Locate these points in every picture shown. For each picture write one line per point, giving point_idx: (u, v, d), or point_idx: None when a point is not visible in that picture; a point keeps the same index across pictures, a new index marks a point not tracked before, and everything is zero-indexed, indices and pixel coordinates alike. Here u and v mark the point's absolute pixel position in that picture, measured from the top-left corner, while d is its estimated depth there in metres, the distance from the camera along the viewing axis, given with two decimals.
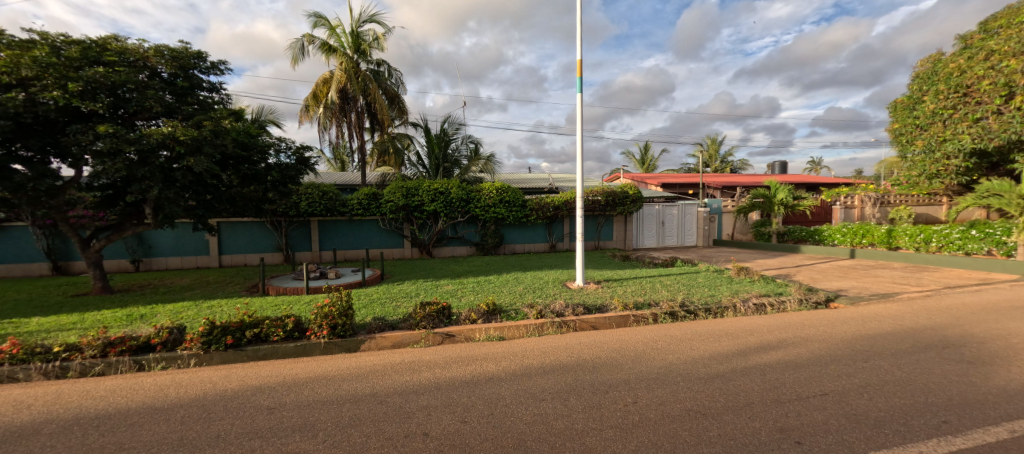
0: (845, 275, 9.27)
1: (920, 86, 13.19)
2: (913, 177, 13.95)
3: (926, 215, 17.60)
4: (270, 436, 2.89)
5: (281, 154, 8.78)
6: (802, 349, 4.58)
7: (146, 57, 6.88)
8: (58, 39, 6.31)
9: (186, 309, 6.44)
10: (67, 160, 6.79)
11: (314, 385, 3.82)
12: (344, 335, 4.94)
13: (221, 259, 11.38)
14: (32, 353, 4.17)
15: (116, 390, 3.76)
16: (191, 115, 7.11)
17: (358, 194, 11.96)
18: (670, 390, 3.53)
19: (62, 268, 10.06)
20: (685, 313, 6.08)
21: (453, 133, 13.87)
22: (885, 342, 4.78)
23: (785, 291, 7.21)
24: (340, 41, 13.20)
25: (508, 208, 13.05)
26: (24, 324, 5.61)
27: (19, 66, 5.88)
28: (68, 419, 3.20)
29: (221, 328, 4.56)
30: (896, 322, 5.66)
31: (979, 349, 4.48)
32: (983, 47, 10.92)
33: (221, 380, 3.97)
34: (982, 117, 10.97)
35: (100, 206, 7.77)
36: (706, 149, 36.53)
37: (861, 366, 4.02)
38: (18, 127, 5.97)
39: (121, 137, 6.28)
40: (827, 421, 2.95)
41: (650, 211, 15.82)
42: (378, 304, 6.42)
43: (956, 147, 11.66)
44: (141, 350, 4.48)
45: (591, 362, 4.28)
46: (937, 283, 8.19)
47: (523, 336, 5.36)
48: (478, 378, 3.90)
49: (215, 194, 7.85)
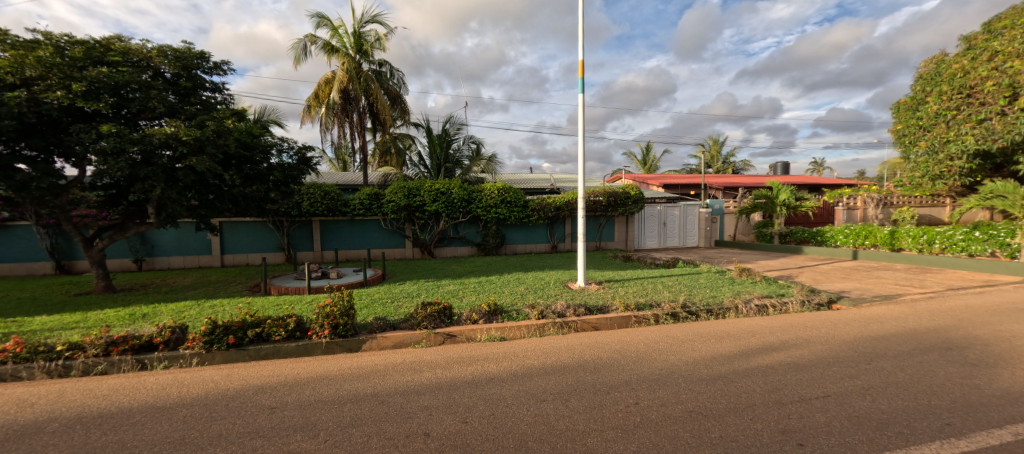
0: (847, 276, 9.26)
1: (923, 87, 13.15)
2: (917, 178, 13.90)
3: (929, 217, 17.55)
4: (272, 436, 2.89)
5: (283, 154, 8.81)
6: (805, 350, 4.56)
7: (150, 57, 6.90)
8: (63, 39, 6.34)
9: (188, 308, 6.46)
10: (71, 159, 6.83)
11: (316, 385, 3.82)
12: (345, 335, 4.95)
13: (223, 258, 11.40)
14: (35, 352, 4.19)
15: (119, 389, 3.78)
16: (194, 115, 7.13)
17: (359, 194, 11.98)
18: (671, 391, 3.53)
19: (65, 267, 10.10)
20: (687, 314, 6.07)
21: (455, 133, 13.87)
22: (887, 344, 4.76)
23: (787, 293, 7.19)
24: (343, 41, 13.23)
25: (509, 209, 13.06)
26: (27, 323, 5.63)
27: (23, 66, 5.92)
28: (70, 418, 3.21)
29: (222, 328, 4.57)
30: (899, 324, 5.64)
31: (983, 351, 4.46)
32: (987, 48, 10.88)
33: (223, 380, 3.98)
34: (985, 118, 10.94)
35: (103, 205, 7.81)
36: (707, 150, 36.49)
37: (864, 368, 4.01)
38: (22, 126, 6.01)
39: (124, 137, 6.31)
40: (830, 423, 2.94)
41: (652, 212, 15.81)
42: (379, 304, 6.44)
43: (959, 148, 11.61)
44: (143, 349, 4.49)
45: (593, 363, 4.28)
46: (940, 285, 8.16)
47: (524, 336, 5.36)
48: (478, 378, 3.90)
49: (217, 194, 7.88)
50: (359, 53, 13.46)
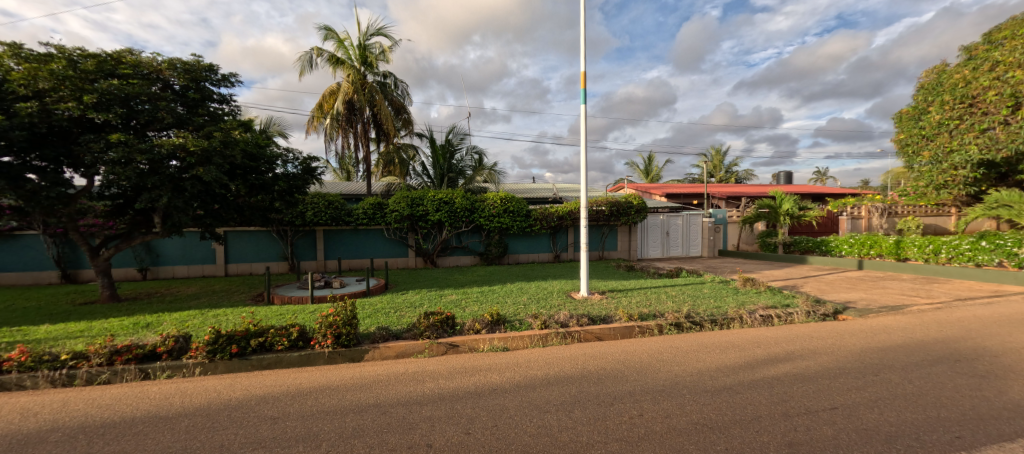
0: (853, 286, 9.17)
1: (924, 97, 13.14)
2: (921, 188, 13.81)
3: (934, 226, 17.49)
4: (274, 446, 2.88)
5: (288, 164, 8.88)
6: (812, 362, 4.52)
7: (160, 70, 7.02)
8: (75, 53, 6.46)
9: (192, 317, 6.46)
10: (79, 169, 6.91)
11: (318, 395, 3.81)
12: (348, 345, 4.93)
13: (227, 267, 11.45)
14: (39, 361, 4.20)
15: (122, 399, 3.78)
16: (202, 126, 7.20)
17: (363, 204, 12.09)
18: (676, 402, 3.50)
19: (70, 276, 10.17)
20: (691, 324, 6.03)
21: (458, 143, 13.89)
22: (894, 355, 4.72)
23: (792, 303, 7.12)
24: (348, 54, 13.40)
25: (513, 218, 13.09)
26: (33, 331, 5.68)
27: (36, 78, 6.04)
28: (73, 428, 3.21)
29: (226, 337, 4.60)
30: (907, 334, 5.58)
31: (993, 363, 4.42)
32: (988, 58, 10.97)
33: (225, 389, 3.97)
34: (989, 128, 10.96)
35: (110, 215, 7.89)
36: (710, 160, 36.39)
37: (871, 380, 3.97)
38: (33, 137, 6.11)
39: (133, 146, 6.40)
40: (837, 436, 2.91)
41: (655, 222, 15.77)
42: (382, 314, 6.41)
43: (963, 158, 11.56)
44: (147, 359, 4.49)
45: (596, 374, 4.25)
46: (948, 295, 8.08)
47: (526, 346, 5.34)
48: (481, 389, 3.88)
49: (223, 204, 7.94)
50: (364, 64, 13.61)
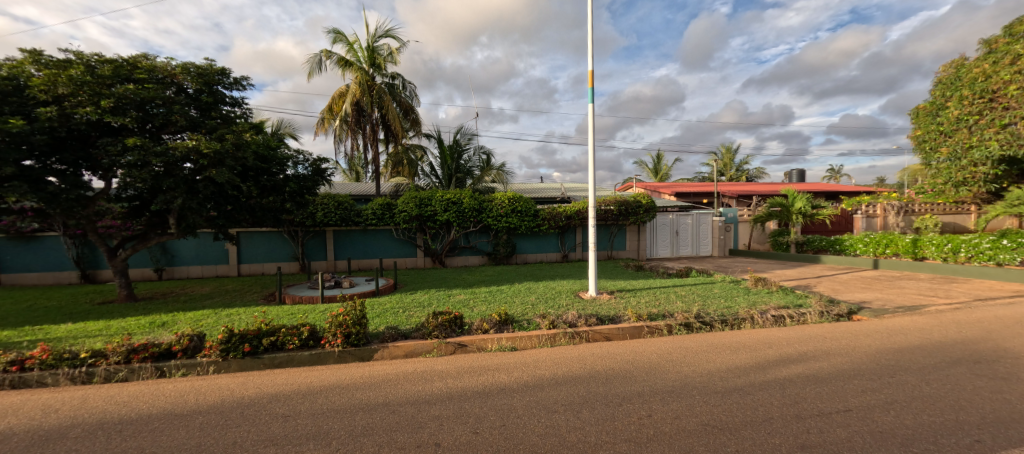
0: (868, 286, 8.99)
1: (942, 92, 12.83)
2: (939, 185, 13.49)
3: (953, 224, 17.09)
4: (285, 444, 2.93)
5: (299, 166, 9.00)
6: (825, 363, 4.46)
7: (174, 74, 7.15)
8: (92, 58, 6.59)
9: (206, 317, 6.58)
10: (97, 172, 7.09)
11: (328, 393, 3.87)
12: (357, 344, 4.99)
13: (240, 268, 11.63)
14: (60, 359, 4.33)
15: (139, 397, 3.87)
16: (215, 129, 7.32)
17: (372, 204, 12.21)
18: (685, 404, 3.48)
19: (89, 276, 10.43)
20: (700, 325, 5.98)
21: (465, 143, 13.94)
22: (911, 356, 4.63)
23: (805, 304, 7.01)
24: (357, 55, 13.53)
25: (520, 218, 13.07)
26: (53, 330, 5.82)
27: (56, 84, 6.20)
28: (92, 424, 3.30)
29: (239, 336, 4.68)
30: (924, 335, 5.48)
31: (1014, 364, 4.32)
32: (1008, 52, 10.67)
33: (238, 387, 4.06)
34: (1010, 123, 10.71)
35: (127, 216, 8.10)
36: (720, 158, 36.03)
37: (887, 382, 3.90)
38: (53, 141, 6.30)
39: (148, 150, 6.53)
40: (851, 439, 2.87)
41: (664, 221, 15.67)
42: (390, 313, 6.49)
43: (983, 154, 11.32)
44: (163, 357, 4.58)
45: (605, 374, 4.25)
46: (968, 295, 7.89)
47: (535, 346, 5.35)
48: (489, 389, 3.90)
49: (235, 205, 8.05)
50: (372, 66, 13.72)
